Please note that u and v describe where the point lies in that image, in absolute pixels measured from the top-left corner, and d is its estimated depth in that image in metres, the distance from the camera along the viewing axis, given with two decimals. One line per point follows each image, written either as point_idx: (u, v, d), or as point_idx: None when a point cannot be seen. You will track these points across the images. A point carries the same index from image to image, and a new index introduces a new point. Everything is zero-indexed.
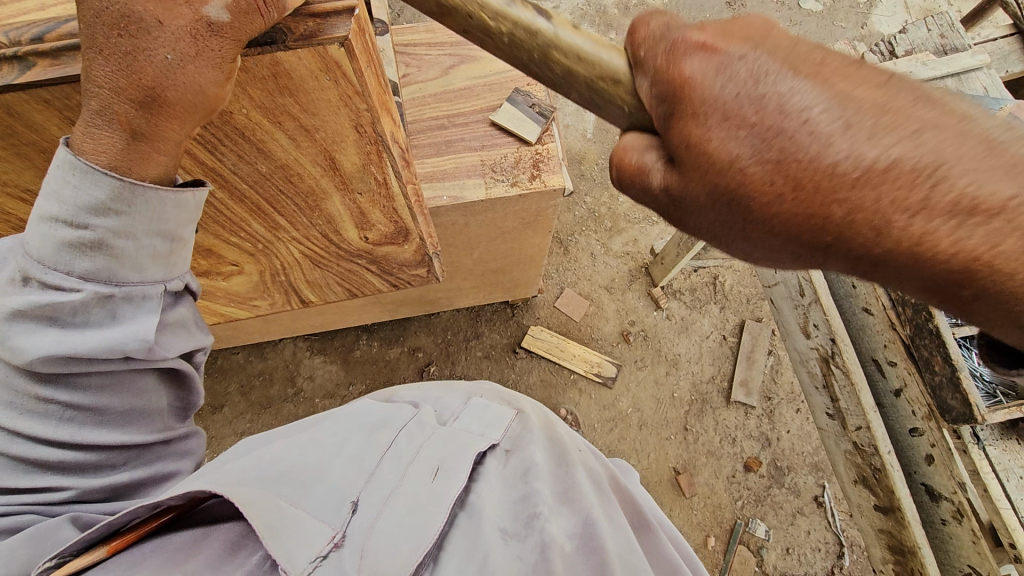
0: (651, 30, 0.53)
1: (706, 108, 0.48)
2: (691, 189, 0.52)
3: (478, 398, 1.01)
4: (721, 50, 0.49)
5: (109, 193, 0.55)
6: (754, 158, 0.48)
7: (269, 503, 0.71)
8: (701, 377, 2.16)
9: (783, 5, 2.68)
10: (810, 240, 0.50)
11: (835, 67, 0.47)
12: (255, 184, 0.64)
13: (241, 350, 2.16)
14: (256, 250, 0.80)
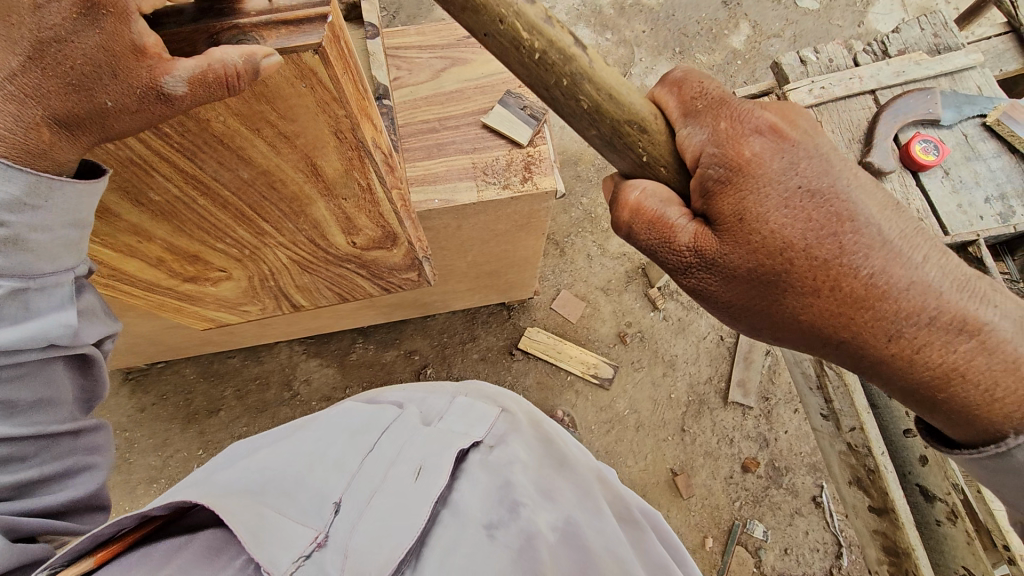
0: (709, 98, 0.68)
1: (768, 192, 0.65)
2: (731, 258, 0.67)
3: (462, 397, 1.01)
4: (783, 138, 0.67)
5: (24, 188, 0.52)
6: (798, 236, 0.65)
7: (250, 510, 0.69)
8: (698, 377, 2.16)
9: (780, 4, 2.67)
10: (827, 325, 0.68)
11: (866, 185, 0.68)
12: (239, 191, 0.63)
13: (236, 353, 2.16)
14: (242, 255, 0.80)
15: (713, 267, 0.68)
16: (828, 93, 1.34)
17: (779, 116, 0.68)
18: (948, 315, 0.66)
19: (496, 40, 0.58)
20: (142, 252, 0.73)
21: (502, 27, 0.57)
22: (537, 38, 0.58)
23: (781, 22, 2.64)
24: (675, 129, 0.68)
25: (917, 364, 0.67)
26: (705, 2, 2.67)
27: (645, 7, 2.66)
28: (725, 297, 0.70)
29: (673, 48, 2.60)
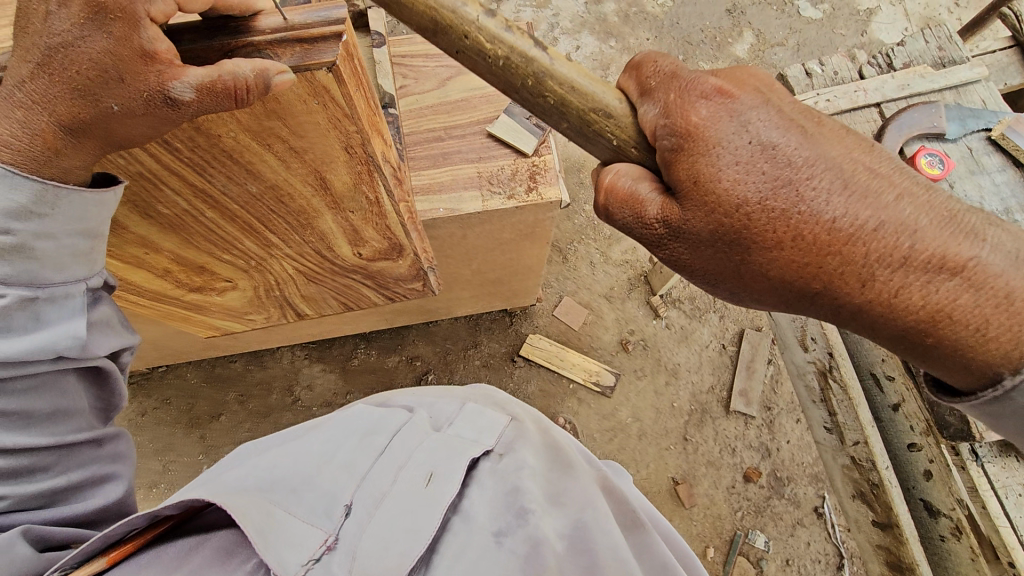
0: (660, 69, 0.66)
1: (720, 151, 0.63)
2: (693, 222, 0.65)
3: (473, 403, 0.98)
4: (731, 97, 0.64)
5: (32, 197, 0.54)
6: (753, 193, 0.63)
7: (261, 509, 0.72)
8: (700, 386, 2.15)
9: (783, 13, 2.68)
10: (799, 277, 0.65)
11: (828, 130, 0.67)
12: (246, 204, 0.63)
13: (239, 358, 2.16)
14: (248, 267, 0.80)
15: (679, 234, 0.67)
16: (833, 105, 1.34)
17: (728, 78, 0.65)
18: (925, 252, 0.63)
19: (466, 55, 0.62)
20: (149, 263, 0.73)
21: (468, 41, 0.61)
22: (500, 48, 0.61)
23: (785, 31, 2.65)
24: (632, 107, 0.66)
25: (898, 309, 0.64)
26: (709, 10, 2.67)
27: (649, 15, 2.66)
28: (697, 264, 0.69)
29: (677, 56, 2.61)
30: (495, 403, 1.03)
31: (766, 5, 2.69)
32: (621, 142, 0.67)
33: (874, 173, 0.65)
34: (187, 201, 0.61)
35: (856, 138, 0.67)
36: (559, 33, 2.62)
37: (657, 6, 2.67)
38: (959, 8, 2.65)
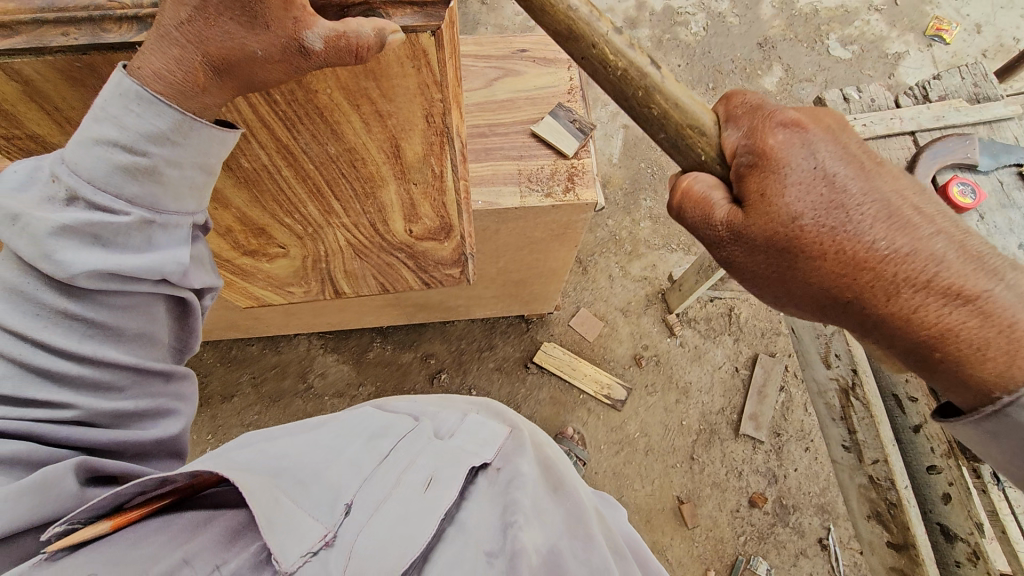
0: (748, 101, 0.68)
1: (787, 172, 0.63)
2: (753, 230, 0.64)
3: (474, 415, 1.04)
4: (806, 129, 0.64)
5: (170, 124, 0.55)
6: (811, 212, 0.62)
7: (268, 494, 0.70)
8: (710, 407, 2.15)
9: (813, 51, 2.75)
10: (833, 288, 0.64)
11: (887, 171, 0.64)
12: (321, 167, 0.67)
13: (256, 341, 2.19)
14: (304, 234, 0.83)
15: (741, 240, 0.65)
16: (867, 129, 1.38)
17: (805, 110, 0.65)
18: (944, 280, 0.60)
19: (588, 61, 0.66)
20: (215, 219, 0.76)
21: (595, 50, 0.65)
22: (621, 59, 0.65)
23: (814, 67, 2.72)
24: (716, 135, 0.69)
25: (914, 326, 0.61)
26: (741, 43, 2.75)
27: (682, 43, 2.73)
28: (752, 265, 0.67)
29: (707, 84, 2.67)
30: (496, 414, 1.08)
31: (797, 42, 2.76)
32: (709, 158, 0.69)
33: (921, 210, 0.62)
34: (268, 158, 0.64)
35: (910, 181, 0.64)
36: None
37: (690, 34, 2.74)
38: (987, 58, 2.71)
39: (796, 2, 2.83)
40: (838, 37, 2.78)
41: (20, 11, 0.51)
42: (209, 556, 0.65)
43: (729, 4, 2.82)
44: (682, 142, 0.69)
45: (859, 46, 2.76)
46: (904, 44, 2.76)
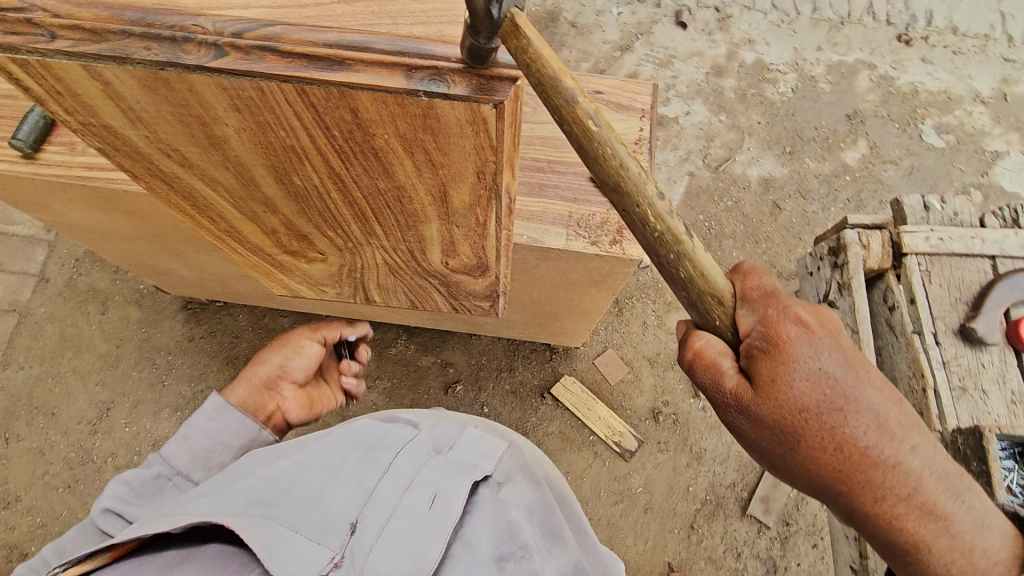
0: (761, 286, 0.78)
1: (791, 363, 0.74)
2: (757, 403, 0.75)
3: (471, 431, 1.23)
4: (815, 333, 0.76)
5: None
6: (815, 406, 0.73)
7: (267, 529, 0.87)
8: (721, 479, 2.07)
9: (903, 133, 2.64)
10: (811, 462, 0.76)
11: (864, 369, 0.76)
12: (368, 197, 0.67)
13: (288, 315, 2.24)
14: (344, 247, 0.84)
15: (744, 409, 0.77)
16: (945, 247, 1.25)
17: (815, 314, 0.77)
18: (892, 467, 0.75)
19: (631, 215, 0.69)
20: (261, 221, 0.78)
21: (638, 209, 0.68)
22: (660, 223, 0.69)
23: (901, 150, 2.62)
24: (732, 310, 0.78)
25: (861, 497, 0.76)
26: (828, 111, 2.66)
27: (767, 100, 2.66)
28: (752, 428, 0.78)
29: (784, 146, 2.59)
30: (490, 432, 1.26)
31: (888, 120, 2.66)
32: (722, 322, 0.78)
33: (885, 406, 0.75)
34: (319, 180, 0.64)
35: (880, 377, 0.77)
36: (673, 95, 2.65)
37: (776, 93, 2.67)
38: None
39: (896, 79, 2.72)
40: (934, 124, 2.66)
41: (112, 20, 0.46)
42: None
43: (824, 69, 2.73)
44: (700, 306, 0.77)
45: (955, 136, 2.64)
46: (1003, 143, 2.64)
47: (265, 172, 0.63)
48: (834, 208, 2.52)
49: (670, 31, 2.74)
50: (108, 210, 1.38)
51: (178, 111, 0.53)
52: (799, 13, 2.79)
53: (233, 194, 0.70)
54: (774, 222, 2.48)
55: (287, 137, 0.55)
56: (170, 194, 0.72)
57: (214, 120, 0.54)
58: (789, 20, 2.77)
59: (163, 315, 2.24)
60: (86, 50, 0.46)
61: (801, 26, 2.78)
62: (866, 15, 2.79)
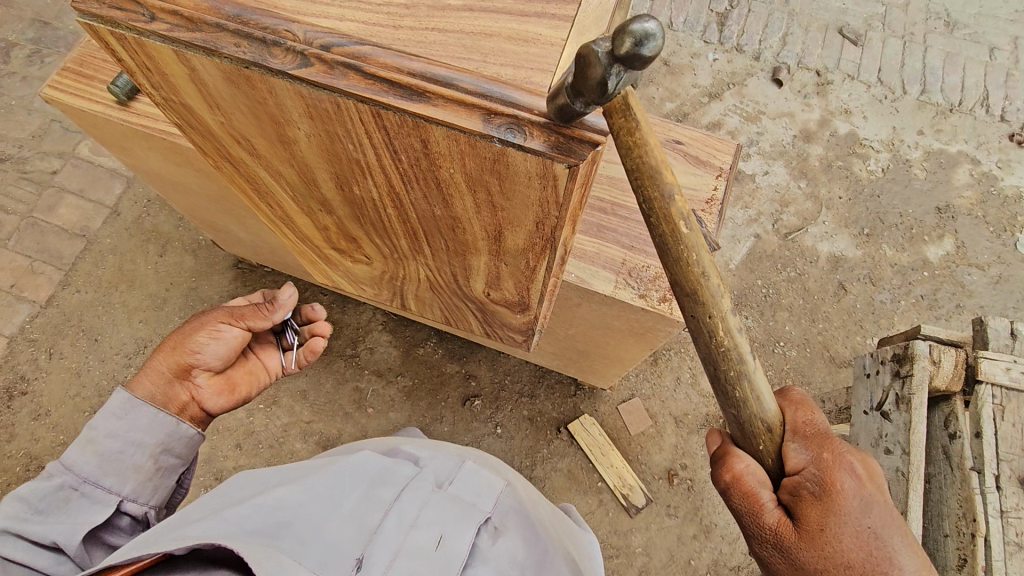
0: (814, 426, 0.84)
1: (835, 512, 0.80)
2: (795, 542, 0.82)
3: (471, 465, 1.22)
4: (868, 488, 0.82)
5: None
6: (856, 560, 0.80)
7: (273, 557, 0.85)
8: (725, 559, 1.98)
9: (996, 239, 2.47)
10: None
11: (900, 532, 0.82)
12: (422, 219, 0.65)
13: (328, 294, 2.27)
14: (390, 257, 0.83)
15: (781, 546, 0.84)
16: None
17: (868, 467, 0.83)
18: None
19: (697, 325, 0.74)
20: (316, 218, 0.78)
21: (709, 319, 0.73)
22: (729, 342, 0.75)
23: (990, 256, 2.44)
24: (783, 442, 0.83)
25: None
26: (918, 200, 2.51)
27: (853, 175, 2.54)
28: (783, 563, 0.85)
29: (862, 227, 2.46)
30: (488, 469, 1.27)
31: (981, 222, 2.49)
32: (770, 458, 0.84)
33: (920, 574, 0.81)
34: (377, 194, 0.63)
35: (917, 543, 0.82)
36: (755, 152, 2.56)
37: (865, 170, 2.54)
38: None
39: (999, 180, 2.55)
40: None
41: (208, 12, 0.46)
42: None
43: (921, 154, 2.58)
44: (749, 430, 0.82)
45: None
46: None
47: (326, 176, 0.63)
48: (904, 301, 2.37)
49: (765, 87, 2.65)
50: (183, 165, 1.42)
51: (256, 108, 0.53)
52: (906, 92, 2.65)
53: (293, 189, 0.70)
54: (836, 304, 2.36)
55: (354, 150, 0.55)
56: (233, 175, 0.73)
57: (285, 121, 0.54)
58: (893, 98, 2.63)
59: (214, 270, 2.32)
60: (181, 37, 0.47)
61: (905, 105, 2.64)
62: (979, 107, 2.63)
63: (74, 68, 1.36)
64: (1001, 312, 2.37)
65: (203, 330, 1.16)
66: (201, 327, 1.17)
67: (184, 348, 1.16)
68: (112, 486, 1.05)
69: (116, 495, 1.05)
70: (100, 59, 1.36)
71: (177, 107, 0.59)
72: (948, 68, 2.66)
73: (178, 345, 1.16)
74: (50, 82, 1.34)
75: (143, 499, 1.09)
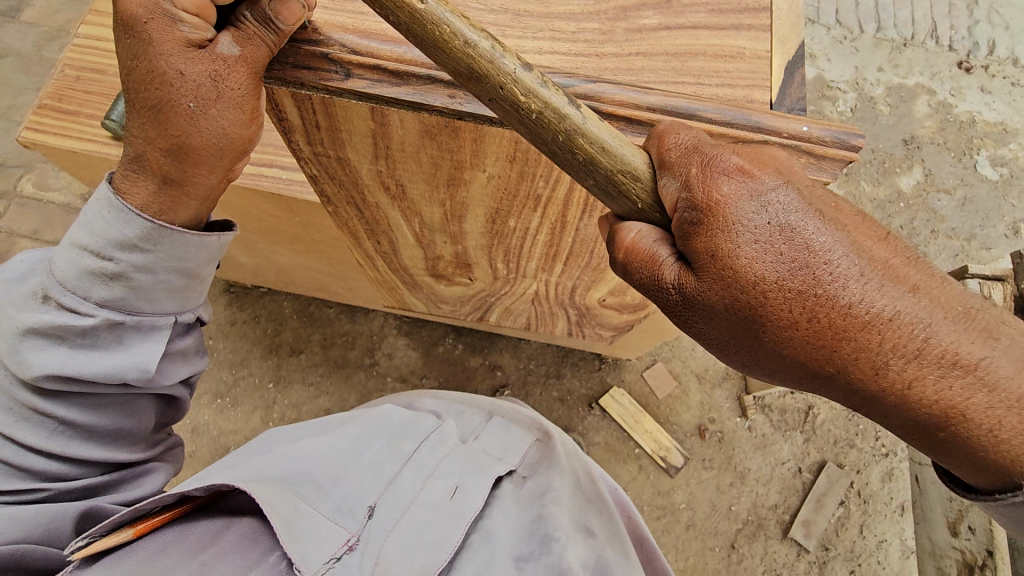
0: (680, 141, 0.60)
1: (739, 227, 0.59)
2: (708, 294, 0.61)
3: (499, 419, 1.17)
4: (753, 176, 0.59)
5: (136, 232, 0.77)
6: (772, 272, 0.58)
7: (287, 501, 0.85)
8: (763, 501, 2.07)
9: (959, 162, 2.61)
10: (812, 361, 0.60)
11: (846, 215, 0.60)
12: (578, 241, 0.79)
13: (334, 305, 2.18)
14: (501, 276, 0.98)
15: (694, 305, 0.62)
16: None
17: (750, 155, 0.60)
18: (937, 347, 0.58)
19: (497, 105, 0.54)
20: (434, 249, 0.91)
21: (502, 91, 0.52)
22: (534, 101, 0.53)
23: (955, 180, 2.59)
24: (651, 180, 0.60)
25: (912, 405, 0.60)
26: (885, 134, 2.62)
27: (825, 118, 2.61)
28: (712, 333, 0.64)
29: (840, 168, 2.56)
30: (523, 420, 1.19)
31: (944, 148, 2.62)
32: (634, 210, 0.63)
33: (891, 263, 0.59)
34: (536, 224, 0.77)
35: (873, 223, 0.61)
36: None
37: (835, 112, 2.62)
38: None
39: (954, 107, 2.66)
40: (988, 155, 2.62)
41: (416, 64, 0.55)
42: (226, 562, 0.78)
43: (883, 90, 2.66)
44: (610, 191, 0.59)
45: (1009, 169, 2.61)
46: None
47: (482, 212, 0.76)
48: None
49: None
50: None
51: (447, 157, 0.64)
52: (863, 31, 2.71)
53: (428, 225, 0.83)
54: None
55: (538, 187, 0.67)
56: (355, 217, 0.84)
57: (474, 166, 0.65)
58: (853, 37, 2.70)
59: None
60: (388, 91, 0.55)
61: (864, 44, 2.70)
62: (929, 38, 2.72)
63: (51, 103, 1.21)
64: (969, 231, 2.54)
65: (223, 108, 0.68)
66: (205, 102, 0.67)
67: (197, 140, 0.70)
68: (157, 310, 0.84)
69: (166, 318, 0.86)
70: (81, 90, 1.21)
71: (333, 160, 0.69)
72: (897, 4, 2.73)
73: (179, 131, 0.69)
74: (28, 123, 1.19)
75: (192, 304, 0.89)
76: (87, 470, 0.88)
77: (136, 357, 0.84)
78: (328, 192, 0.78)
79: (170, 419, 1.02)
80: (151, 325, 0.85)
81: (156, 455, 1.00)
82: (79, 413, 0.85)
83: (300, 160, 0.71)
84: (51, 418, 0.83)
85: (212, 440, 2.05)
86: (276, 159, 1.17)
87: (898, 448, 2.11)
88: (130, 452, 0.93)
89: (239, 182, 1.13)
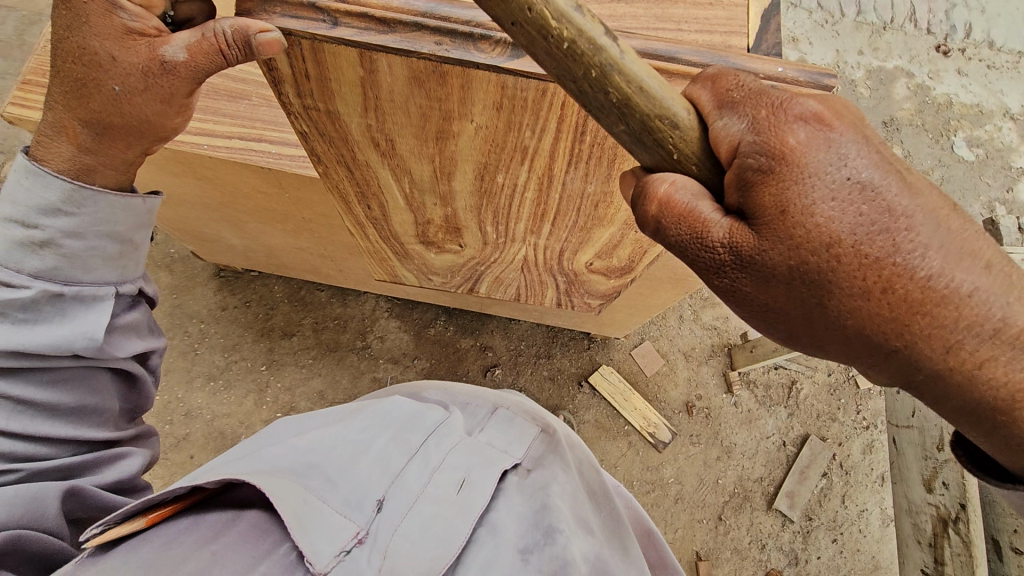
0: (740, 83, 0.59)
1: (814, 181, 0.55)
2: (770, 254, 0.57)
3: (504, 412, 1.18)
4: (829, 128, 0.56)
5: (59, 195, 0.81)
6: (846, 231, 0.55)
7: (296, 494, 0.86)
8: (749, 474, 2.12)
9: (936, 144, 2.66)
10: (878, 333, 0.57)
11: (919, 181, 0.56)
12: (565, 199, 0.81)
13: (324, 288, 2.18)
14: (491, 241, 1.00)
15: (748, 266, 0.58)
16: None
17: (826, 103, 0.57)
18: (1000, 322, 0.55)
19: (523, 29, 0.51)
20: (423, 212, 0.93)
21: (531, 15, 0.49)
22: (566, 28, 0.50)
23: (933, 160, 2.64)
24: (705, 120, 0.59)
25: (957, 374, 0.57)
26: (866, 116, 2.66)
27: None
28: (760, 297, 0.60)
29: None
30: (525, 413, 1.21)
31: (923, 130, 2.66)
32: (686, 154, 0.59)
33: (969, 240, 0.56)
34: (524, 179, 0.78)
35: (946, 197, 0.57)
36: None
37: None
38: None
39: (932, 89, 2.70)
40: (965, 136, 2.67)
41: (402, 12, 0.56)
42: (237, 551, 0.78)
43: (863, 73, 2.70)
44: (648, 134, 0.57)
45: (985, 150, 2.66)
46: None
47: (470, 167, 0.77)
48: None
49: None
50: (177, 173, 1.26)
51: (435, 107, 0.65)
52: (844, 15, 2.74)
53: (418, 185, 0.84)
54: None
55: (526, 137, 0.69)
56: (346, 178, 0.85)
57: (462, 116, 0.66)
58: (834, 21, 2.72)
59: (194, 281, 2.15)
60: (373, 36, 0.56)
61: (844, 28, 2.73)
62: (908, 22, 2.75)
63: (35, 78, 1.19)
64: None
65: (148, 98, 0.79)
66: (132, 89, 0.78)
67: (118, 121, 0.81)
68: (95, 279, 0.85)
69: (106, 286, 0.86)
70: None
71: (323, 113, 0.70)
72: None
73: (100, 108, 0.79)
74: (12, 98, 1.17)
75: (131, 274, 0.91)
76: (59, 449, 0.84)
77: (83, 326, 0.83)
78: (319, 151, 0.79)
79: (138, 405, 1.00)
80: (93, 295, 0.85)
81: (127, 438, 0.97)
82: (36, 389, 0.81)
83: (290, 115, 0.72)
84: (6, 398, 0.79)
85: (203, 424, 2.04)
86: (264, 133, 1.17)
87: (878, 421, 2.18)
88: (99, 432, 0.90)
89: (228, 155, 1.13)
